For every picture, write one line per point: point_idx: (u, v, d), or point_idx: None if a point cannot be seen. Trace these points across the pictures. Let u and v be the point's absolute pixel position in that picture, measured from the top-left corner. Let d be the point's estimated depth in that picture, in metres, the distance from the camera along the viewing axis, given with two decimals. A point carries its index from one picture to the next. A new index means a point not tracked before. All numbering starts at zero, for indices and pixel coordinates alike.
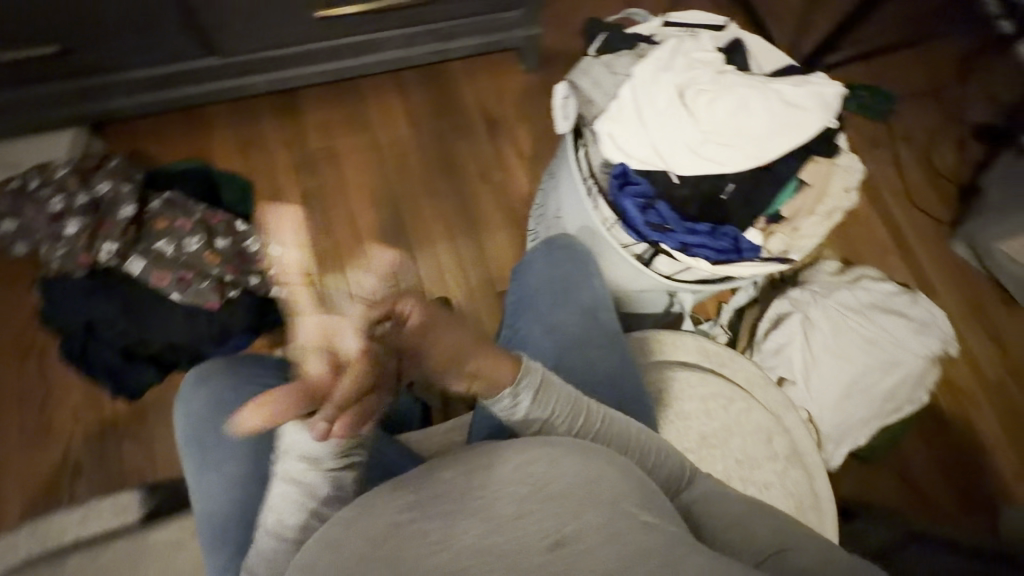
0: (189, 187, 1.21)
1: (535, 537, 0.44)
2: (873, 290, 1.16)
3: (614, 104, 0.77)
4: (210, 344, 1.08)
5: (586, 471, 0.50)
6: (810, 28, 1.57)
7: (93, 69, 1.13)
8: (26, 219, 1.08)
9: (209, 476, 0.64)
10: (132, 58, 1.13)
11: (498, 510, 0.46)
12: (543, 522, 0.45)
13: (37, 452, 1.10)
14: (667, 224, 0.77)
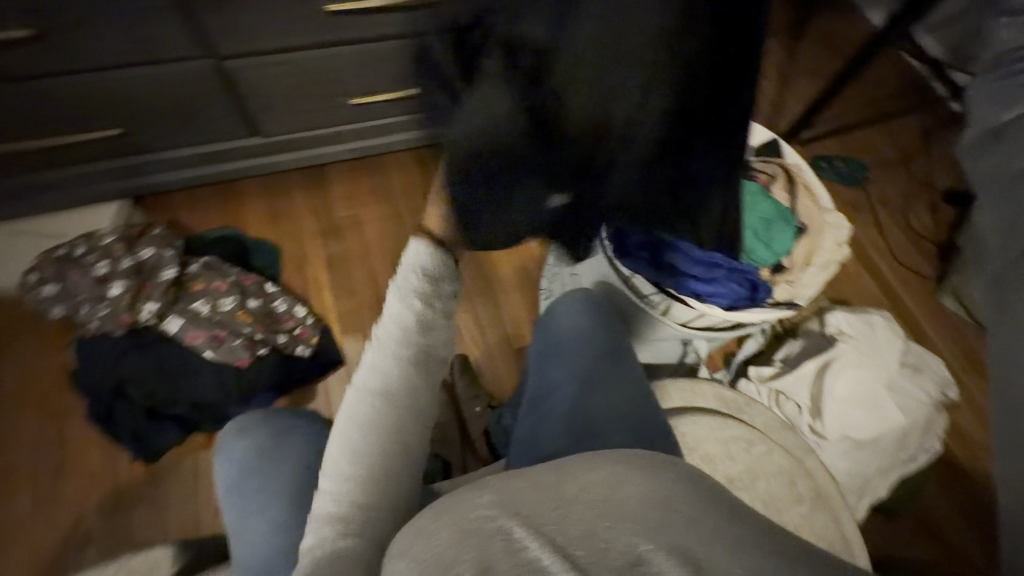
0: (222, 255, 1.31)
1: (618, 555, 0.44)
2: (877, 333, 1.20)
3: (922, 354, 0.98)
4: (233, 403, 1.10)
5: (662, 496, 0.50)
6: (776, 117, 1.77)
7: (135, 153, 1.23)
8: (70, 281, 1.10)
9: (252, 529, 0.63)
10: (173, 144, 1.25)
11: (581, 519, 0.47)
12: (619, 542, 0.45)
13: (49, 516, 1.07)
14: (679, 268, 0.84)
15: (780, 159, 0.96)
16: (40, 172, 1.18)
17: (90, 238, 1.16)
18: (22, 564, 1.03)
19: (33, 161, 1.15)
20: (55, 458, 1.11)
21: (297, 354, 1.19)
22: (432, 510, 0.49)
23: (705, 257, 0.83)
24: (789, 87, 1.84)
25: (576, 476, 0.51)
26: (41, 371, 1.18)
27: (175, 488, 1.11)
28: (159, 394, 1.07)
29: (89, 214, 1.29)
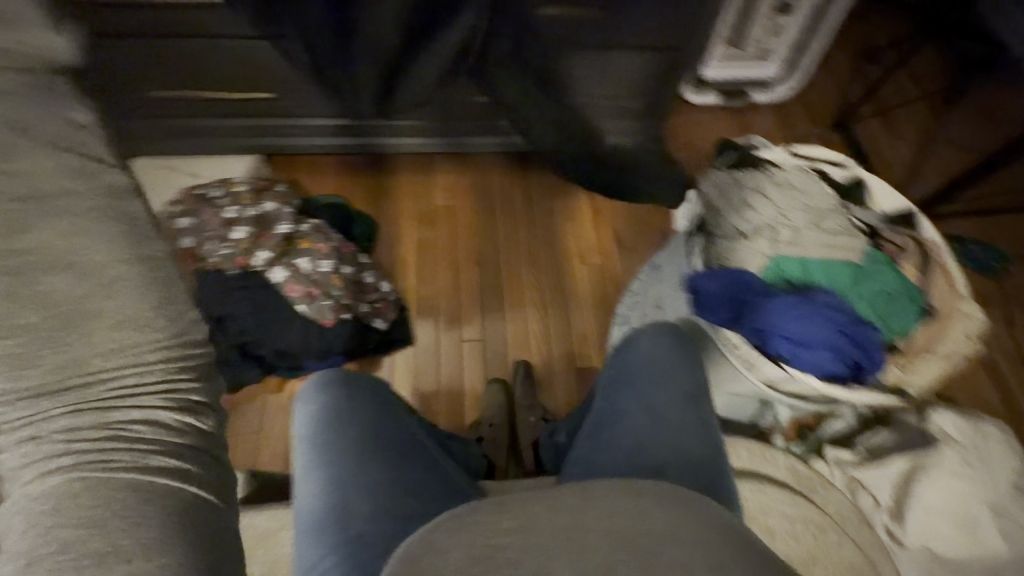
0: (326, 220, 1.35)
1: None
2: (990, 446, 1.06)
3: None
4: (311, 357, 1.18)
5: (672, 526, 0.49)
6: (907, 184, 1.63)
7: (276, 115, 1.36)
8: (203, 218, 1.24)
9: (315, 477, 0.68)
10: (308, 113, 1.36)
11: (587, 540, 0.47)
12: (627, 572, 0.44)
13: None
14: (769, 327, 0.78)
15: (915, 231, 0.87)
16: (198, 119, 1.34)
17: (226, 183, 1.30)
18: None
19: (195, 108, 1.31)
20: None
21: (373, 326, 1.25)
22: (455, 518, 0.51)
23: (806, 319, 0.77)
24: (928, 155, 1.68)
25: (589, 496, 0.52)
26: None
27: (246, 420, 1.21)
28: (252, 332, 1.17)
29: (227, 162, 1.44)
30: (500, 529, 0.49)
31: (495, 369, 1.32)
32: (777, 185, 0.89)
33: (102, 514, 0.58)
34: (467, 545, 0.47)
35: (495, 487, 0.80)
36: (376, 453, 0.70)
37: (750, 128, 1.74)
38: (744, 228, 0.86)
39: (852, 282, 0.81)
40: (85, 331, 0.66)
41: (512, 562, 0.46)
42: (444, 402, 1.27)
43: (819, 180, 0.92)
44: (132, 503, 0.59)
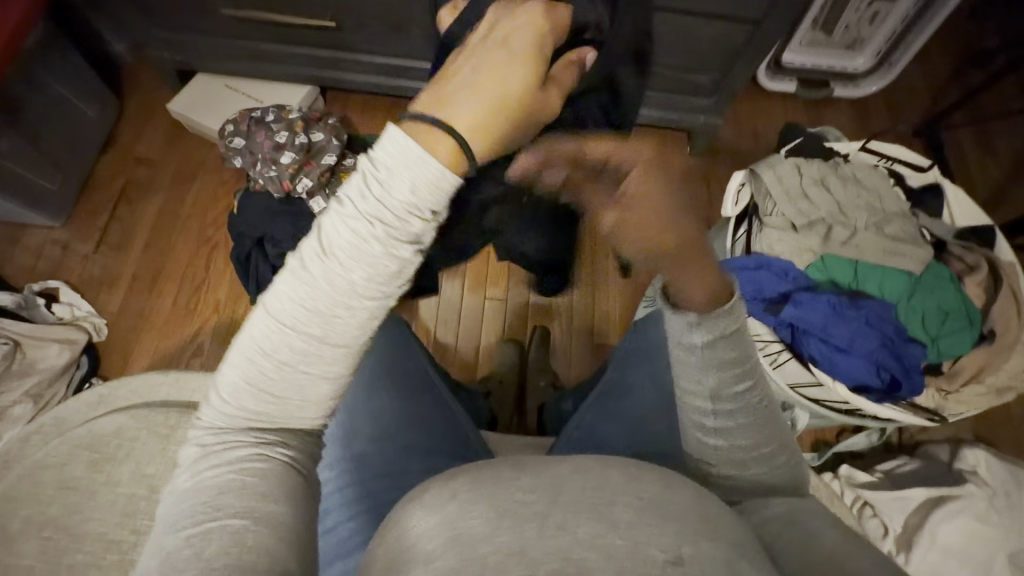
0: None
1: (658, 550, 0.42)
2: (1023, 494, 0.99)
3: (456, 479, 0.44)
4: None
5: (701, 510, 0.47)
6: (990, 209, 1.49)
7: (336, 47, 1.34)
8: (255, 141, 1.27)
9: None
10: (367, 48, 1.34)
11: (616, 514, 0.44)
12: (660, 534, 0.43)
13: (182, 320, 1.28)
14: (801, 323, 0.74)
15: (989, 250, 0.80)
16: (261, 40, 1.34)
17: (280, 109, 1.31)
18: (153, 348, 1.26)
19: (259, 28, 1.30)
20: (198, 279, 1.32)
21: None
22: (469, 475, 0.47)
23: (846, 323, 0.72)
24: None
25: (609, 475, 0.48)
26: (212, 206, 1.40)
27: None
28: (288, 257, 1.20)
29: (284, 89, 1.45)
30: (521, 491, 0.45)
31: (516, 330, 1.32)
32: (843, 177, 0.83)
33: (235, 488, 0.41)
34: (488, 499, 0.45)
35: (495, 439, 0.81)
36: (388, 383, 0.73)
37: (823, 123, 1.61)
38: (798, 221, 0.80)
39: (908, 293, 0.76)
40: (293, 359, 0.42)
41: (541, 517, 0.43)
42: (459, 354, 1.28)
43: (890, 181, 0.85)
44: (268, 492, 0.42)
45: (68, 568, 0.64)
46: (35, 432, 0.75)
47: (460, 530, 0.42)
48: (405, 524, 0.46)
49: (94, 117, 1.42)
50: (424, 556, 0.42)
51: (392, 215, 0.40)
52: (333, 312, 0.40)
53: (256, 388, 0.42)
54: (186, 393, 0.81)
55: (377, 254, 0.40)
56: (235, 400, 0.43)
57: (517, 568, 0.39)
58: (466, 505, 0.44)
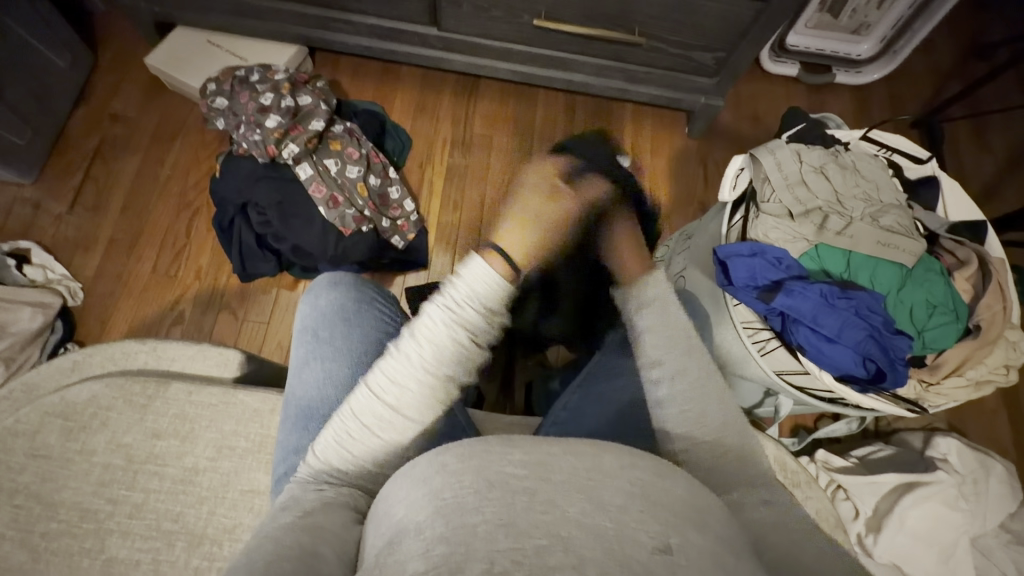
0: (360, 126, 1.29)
1: (648, 536, 0.41)
2: (989, 482, 1.03)
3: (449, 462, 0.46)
4: (327, 261, 1.18)
5: (691, 498, 0.48)
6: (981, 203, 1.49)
7: (326, 5, 1.27)
8: (238, 101, 1.21)
9: (310, 370, 0.69)
10: (358, 8, 1.27)
11: (609, 497, 0.44)
12: (653, 522, 0.43)
13: (161, 287, 1.25)
14: (791, 312, 0.73)
15: (980, 245, 0.80)
16: None
17: (265, 68, 1.25)
18: (132, 314, 1.22)
19: None
20: (179, 245, 1.28)
21: (391, 243, 1.24)
22: (460, 447, 0.47)
23: (836, 312, 0.72)
24: (1016, 175, 1.53)
25: (604, 460, 0.48)
26: (193, 169, 1.35)
27: (256, 309, 1.24)
28: (273, 226, 1.17)
29: (270, 48, 1.38)
30: (512, 464, 0.45)
31: None
32: (843, 166, 0.82)
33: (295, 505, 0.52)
34: (477, 471, 0.44)
35: (483, 418, 0.81)
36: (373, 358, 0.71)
37: (823, 108, 1.59)
38: (795, 209, 0.79)
39: (898, 286, 0.76)
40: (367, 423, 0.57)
41: (530, 492, 0.43)
42: None
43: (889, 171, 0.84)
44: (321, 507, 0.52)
45: (41, 537, 0.63)
46: (3, 398, 0.73)
47: (451, 500, 0.42)
48: (394, 500, 0.46)
49: (64, 68, 1.34)
50: (414, 528, 0.41)
51: (457, 310, 0.61)
52: (408, 384, 0.58)
53: (344, 436, 0.57)
54: (165, 362, 0.79)
55: (445, 335, 0.59)
56: (328, 443, 0.58)
57: (508, 539, 0.39)
58: (457, 477, 0.44)
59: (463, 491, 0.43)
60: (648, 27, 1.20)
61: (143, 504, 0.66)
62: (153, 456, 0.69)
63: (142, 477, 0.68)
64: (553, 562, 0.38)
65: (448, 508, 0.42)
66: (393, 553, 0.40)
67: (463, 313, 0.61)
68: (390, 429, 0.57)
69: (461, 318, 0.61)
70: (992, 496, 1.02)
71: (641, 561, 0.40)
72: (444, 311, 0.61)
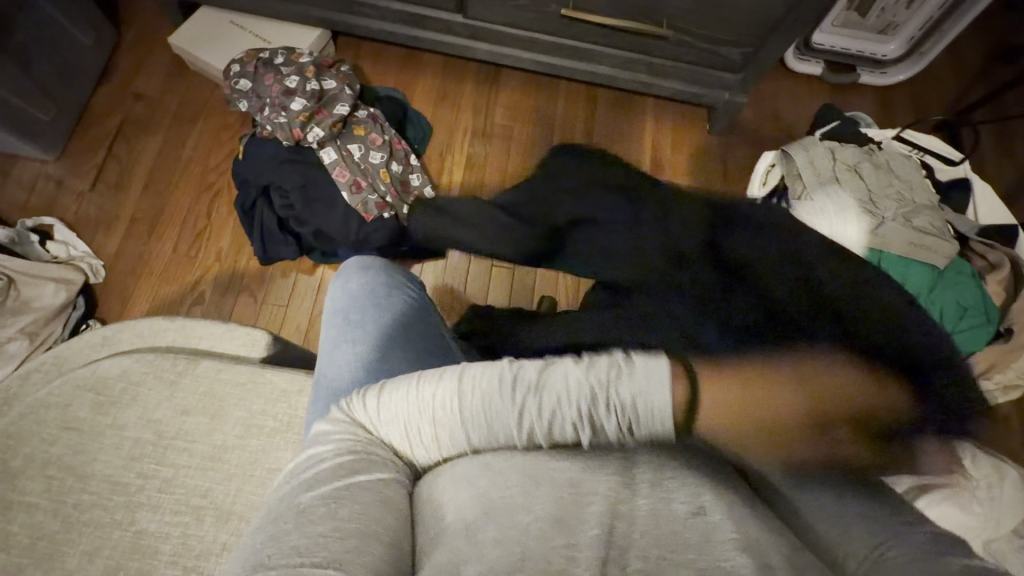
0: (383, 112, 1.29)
1: (680, 504, 0.46)
2: (1003, 488, 1.02)
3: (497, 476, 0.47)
4: (347, 246, 1.18)
5: (712, 473, 0.50)
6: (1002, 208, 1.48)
7: None
8: (263, 83, 1.21)
9: (341, 351, 0.70)
10: None
11: (639, 477, 0.48)
12: (682, 491, 0.47)
13: (181, 267, 1.25)
14: None
15: (1011, 248, 0.80)
16: None
17: (290, 51, 1.25)
18: (152, 293, 1.23)
19: None
20: (200, 226, 1.28)
21: (410, 230, 1.24)
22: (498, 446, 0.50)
23: None
24: None
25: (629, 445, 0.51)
26: (214, 151, 1.35)
27: (275, 292, 1.24)
28: (295, 209, 1.17)
29: (293, 31, 1.37)
30: (550, 460, 0.48)
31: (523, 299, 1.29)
32: (875, 165, 0.82)
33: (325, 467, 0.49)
34: (524, 470, 0.47)
35: None
36: (402, 342, 0.72)
37: (846, 108, 1.57)
38: (827, 206, 0.78)
39: (928, 287, 0.75)
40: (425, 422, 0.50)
41: (567, 485, 0.45)
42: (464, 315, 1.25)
43: (921, 172, 0.84)
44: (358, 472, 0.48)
45: (73, 507, 0.64)
46: (34, 371, 0.73)
47: (500, 498, 0.45)
48: (439, 500, 0.48)
49: (88, 46, 1.34)
50: (465, 526, 0.44)
51: (605, 401, 0.48)
52: (498, 423, 0.48)
53: (416, 419, 0.50)
54: (193, 341, 0.79)
55: (571, 405, 0.48)
56: (397, 415, 0.51)
57: (560, 533, 0.42)
58: (503, 476, 0.47)
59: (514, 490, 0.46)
60: (675, 21, 1.19)
61: (171, 479, 0.67)
62: (181, 432, 0.70)
63: (172, 452, 0.69)
64: (601, 549, 0.42)
65: (501, 506, 0.45)
66: (448, 551, 0.42)
67: (622, 399, 0.48)
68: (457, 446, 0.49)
69: (608, 399, 0.48)
70: (1006, 501, 1.02)
71: (679, 531, 0.43)
72: (592, 380, 0.49)
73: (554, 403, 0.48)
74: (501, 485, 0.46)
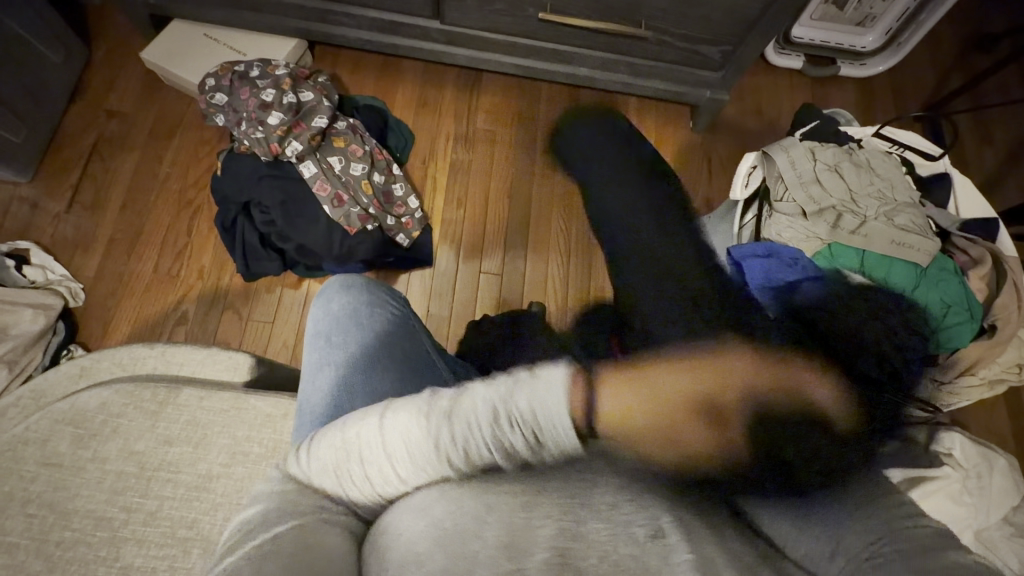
0: (363, 122, 1.27)
1: (640, 528, 0.44)
2: (993, 476, 1.03)
3: (444, 507, 0.44)
4: (331, 260, 1.17)
5: (677, 485, 0.48)
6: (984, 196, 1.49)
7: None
8: (239, 97, 1.19)
9: (322, 375, 0.68)
10: (359, 0, 1.25)
11: (598, 498, 0.46)
12: (641, 513, 0.45)
13: (163, 286, 1.23)
14: None
15: (991, 242, 0.80)
16: None
17: (265, 63, 1.22)
18: (134, 314, 1.21)
19: None
20: (180, 245, 1.26)
21: (395, 241, 1.22)
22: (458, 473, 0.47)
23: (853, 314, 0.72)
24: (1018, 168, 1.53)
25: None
26: (192, 167, 1.33)
27: (260, 308, 1.23)
28: (276, 224, 1.15)
29: (268, 42, 1.35)
30: (507, 486, 0.46)
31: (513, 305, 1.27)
32: (856, 164, 0.82)
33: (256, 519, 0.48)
34: (475, 497, 0.45)
35: None
36: (386, 361, 0.71)
37: (827, 101, 1.58)
38: (808, 207, 0.78)
39: (912, 285, 0.76)
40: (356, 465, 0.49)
41: (526, 508, 0.45)
42: (452, 325, 1.23)
43: (901, 168, 0.84)
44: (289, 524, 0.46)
45: (55, 545, 0.62)
46: (8, 407, 0.71)
47: (452, 527, 0.43)
48: (394, 529, 0.46)
49: (58, 64, 1.31)
50: (414, 558, 0.41)
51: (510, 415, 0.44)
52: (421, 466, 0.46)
53: (345, 463, 0.49)
54: (174, 367, 0.78)
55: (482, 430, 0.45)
56: (327, 464, 0.50)
57: (514, 562, 0.41)
58: (456, 503, 0.45)
59: (464, 518, 0.44)
60: (653, 21, 1.19)
61: (157, 510, 0.66)
62: (165, 462, 0.69)
63: (156, 484, 0.67)
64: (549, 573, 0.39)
65: (449, 536, 0.42)
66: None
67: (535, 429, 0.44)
68: (388, 490, 0.48)
69: (510, 414, 0.44)
70: (996, 489, 1.03)
71: None
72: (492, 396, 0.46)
73: (460, 428, 0.45)
74: (452, 512, 0.44)
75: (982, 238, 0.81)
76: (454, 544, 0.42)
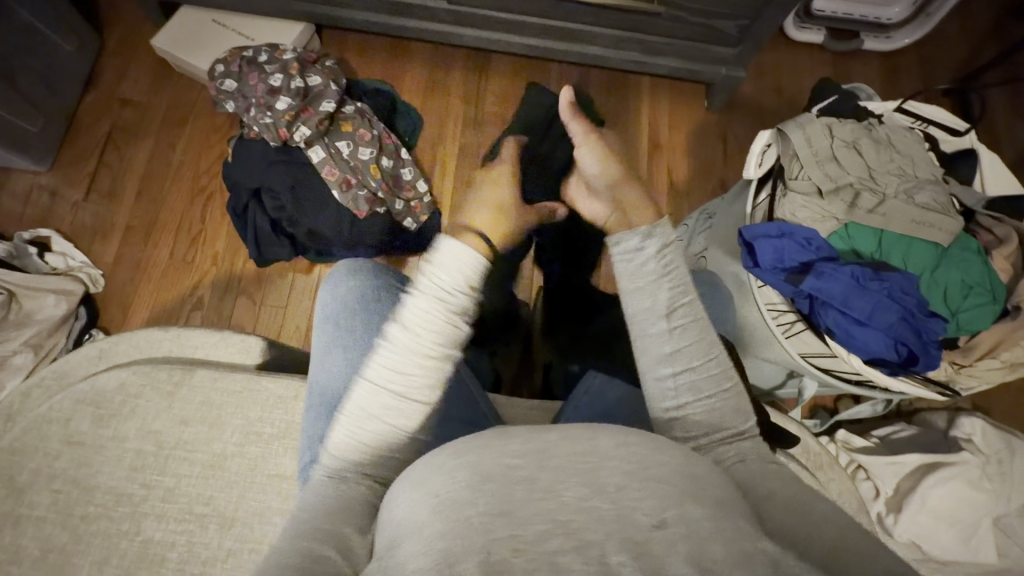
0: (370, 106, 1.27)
1: (643, 514, 0.36)
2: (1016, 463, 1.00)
3: (448, 482, 0.38)
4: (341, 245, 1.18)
5: None
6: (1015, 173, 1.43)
7: None
8: (247, 82, 1.19)
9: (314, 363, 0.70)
10: None
11: (603, 480, 0.38)
12: (648, 490, 0.40)
13: (179, 271, 1.26)
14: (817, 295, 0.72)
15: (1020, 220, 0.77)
16: None
17: (273, 48, 1.22)
18: (151, 299, 1.24)
19: None
20: (195, 232, 1.28)
21: (404, 225, 1.23)
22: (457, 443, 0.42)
23: (868, 295, 0.70)
24: None
25: (599, 441, 0.42)
26: (205, 153, 1.34)
27: (273, 293, 1.24)
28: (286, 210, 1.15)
29: (276, 26, 1.34)
30: (508, 455, 0.40)
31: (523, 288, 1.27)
32: (876, 140, 0.79)
33: None
34: (473, 466, 0.39)
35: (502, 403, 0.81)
36: None
37: (849, 77, 1.52)
38: (824, 185, 0.76)
39: (931, 266, 0.74)
40: None
41: (529, 482, 0.38)
42: None
43: (924, 145, 0.81)
44: None
45: (80, 519, 0.65)
46: (32, 388, 0.74)
47: (447, 498, 0.37)
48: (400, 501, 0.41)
49: (71, 53, 1.32)
50: (414, 529, 0.36)
51: None
52: None
53: None
54: (189, 350, 0.79)
55: None
56: None
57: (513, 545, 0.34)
58: (452, 473, 0.38)
59: (472, 486, 0.37)
60: None
61: (174, 485, 0.68)
62: (181, 442, 0.71)
63: (173, 462, 0.69)
64: None
65: (459, 505, 0.36)
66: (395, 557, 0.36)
67: None
68: None
69: None
70: None
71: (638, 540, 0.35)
72: None
73: None
74: (454, 482, 0.38)
75: (1009, 216, 0.78)
76: (454, 521, 0.35)
